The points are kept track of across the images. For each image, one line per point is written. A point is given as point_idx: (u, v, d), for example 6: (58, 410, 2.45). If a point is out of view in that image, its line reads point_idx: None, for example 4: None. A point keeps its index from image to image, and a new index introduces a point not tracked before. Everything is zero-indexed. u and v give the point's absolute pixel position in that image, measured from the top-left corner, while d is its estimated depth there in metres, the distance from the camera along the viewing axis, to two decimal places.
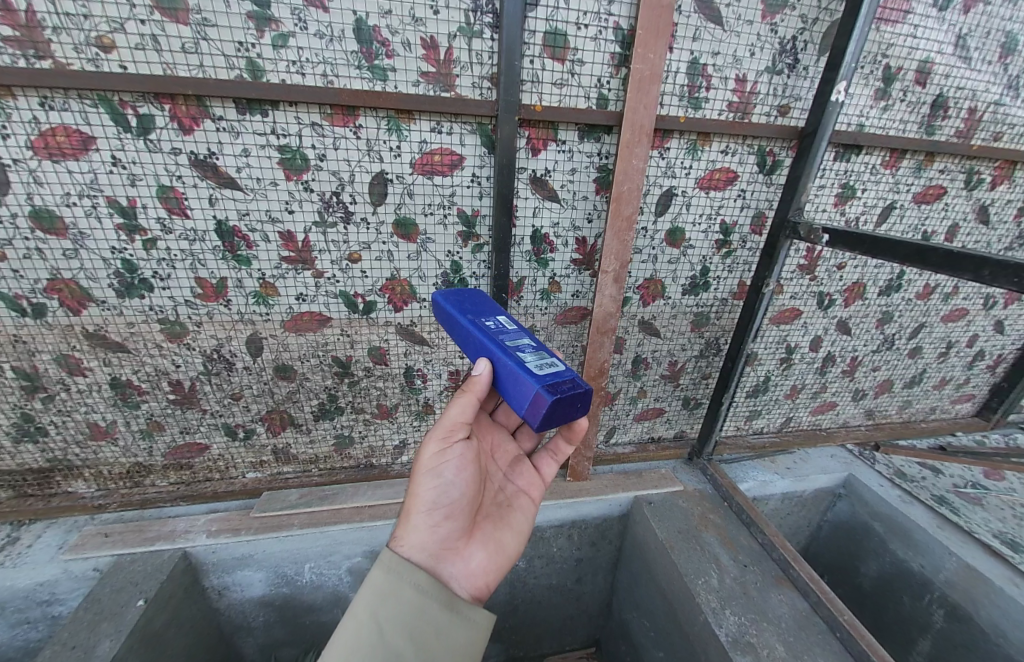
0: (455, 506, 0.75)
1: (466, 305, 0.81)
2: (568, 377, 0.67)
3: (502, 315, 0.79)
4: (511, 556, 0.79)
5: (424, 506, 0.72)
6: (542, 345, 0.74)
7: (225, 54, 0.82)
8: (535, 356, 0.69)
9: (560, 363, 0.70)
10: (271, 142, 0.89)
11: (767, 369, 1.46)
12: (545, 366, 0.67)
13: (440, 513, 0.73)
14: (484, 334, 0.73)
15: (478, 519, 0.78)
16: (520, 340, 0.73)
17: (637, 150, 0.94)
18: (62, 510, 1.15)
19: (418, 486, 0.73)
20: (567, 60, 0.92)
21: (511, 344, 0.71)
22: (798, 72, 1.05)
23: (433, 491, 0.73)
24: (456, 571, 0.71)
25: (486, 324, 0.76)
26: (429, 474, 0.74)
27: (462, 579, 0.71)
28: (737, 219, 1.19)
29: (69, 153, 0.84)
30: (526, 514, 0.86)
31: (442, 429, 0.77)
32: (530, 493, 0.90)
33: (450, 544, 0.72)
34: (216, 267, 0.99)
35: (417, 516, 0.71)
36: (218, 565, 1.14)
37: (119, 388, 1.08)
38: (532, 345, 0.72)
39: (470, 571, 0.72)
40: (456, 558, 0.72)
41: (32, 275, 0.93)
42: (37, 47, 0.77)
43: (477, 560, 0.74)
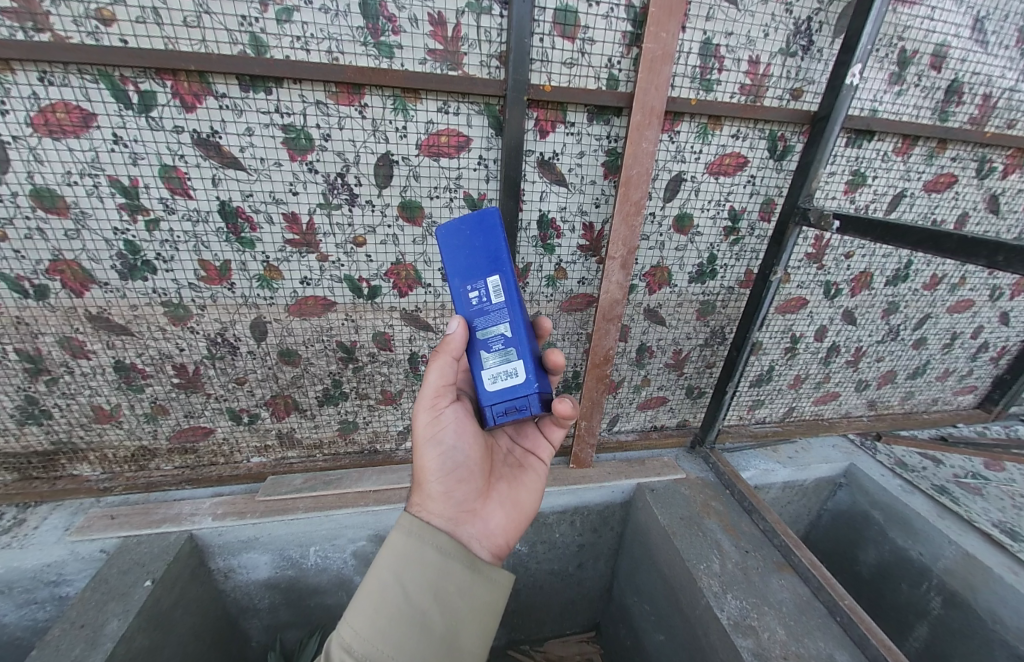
0: (465, 470, 0.75)
1: (464, 260, 0.77)
2: (518, 393, 0.75)
3: (491, 276, 0.75)
4: (527, 515, 0.81)
5: (433, 475, 0.73)
6: (516, 343, 0.75)
7: (227, 28, 0.79)
8: (497, 364, 0.75)
9: (519, 374, 0.75)
10: (276, 121, 0.87)
11: (771, 358, 1.46)
12: (502, 380, 0.75)
13: (452, 478, 0.74)
14: (463, 315, 0.78)
15: (491, 481, 0.79)
16: (496, 329, 0.75)
17: (647, 132, 0.93)
18: (68, 492, 1.15)
19: (424, 457, 0.75)
20: (577, 38, 0.90)
21: (483, 341, 0.76)
22: (812, 55, 1.02)
23: (440, 460, 0.74)
24: (476, 532, 0.72)
25: (473, 300, 0.77)
26: (430, 444, 0.75)
27: (482, 538, 0.72)
28: (745, 206, 1.18)
29: (70, 130, 0.82)
30: (538, 473, 0.86)
31: (430, 398, 0.77)
32: (539, 454, 0.89)
33: (467, 507, 0.73)
34: (220, 249, 0.97)
35: (429, 485, 0.73)
36: (224, 548, 1.14)
37: (123, 371, 1.07)
38: (503, 344, 0.75)
39: (489, 531, 0.73)
40: (475, 519, 0.73)
41: (34, 255, 0.92)
42: (35, 20, 0.75)
43: (494, 520, 0.75)
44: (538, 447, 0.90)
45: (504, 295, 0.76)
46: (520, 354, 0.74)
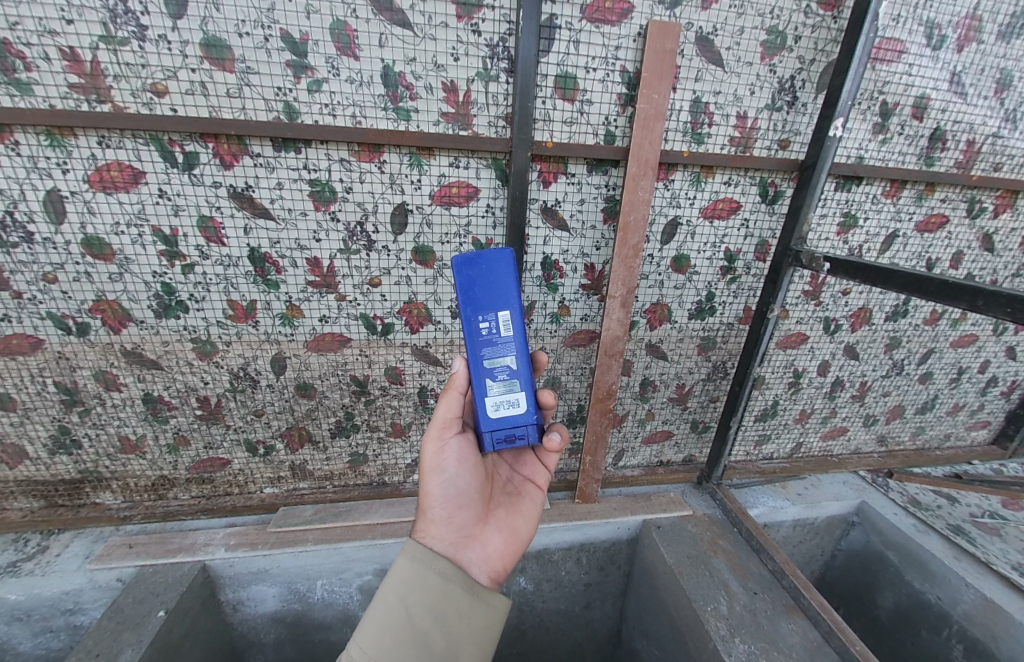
0: (466, 497, 0.78)
1: (479, 293, 0.80)
2: (516, 424, 0.82)
3: (503, 315, 0.80)
4: (526, 540, 0.81)
5: (436, 500, 0.76)
6: (518, 378, 0.82)
7: (265, 98, 0.89)
8: (499, 393, 0.81)
9: (520, 406, 0.82)
10: (304, 176, 0.97)
11: (775, 392, 1.47)
12: (502, 410, 0.81)
13: (454, 505, 0.76)
14: (472, 344, 0.80)
15: (491, 506, 0.81)
16: (502, 362, 0.81)
17: (643, 182, 1.01)
18: (90, 519, 1.20)
19: (428, 484, 0.77)
20: (576, 100, 0.99)
21: (489, 370, 0.81)
22: (797, 109, 1.09)
23: (444, 487, 0.77)
24: (475, 556, 0.73)
25: (484, 331, 0.80)
26: (436, 472, 0.78)
27: (481, 563, 0.73)
28: (741, 247, 1.23)
29: (121, 185, 0.92)
30: (537, 499, 0.87)
31: (438, 428, 0.81)
32: (538, 480, 0.90)
33: (467, 533, 0.75)
34: (247, 290, 1.05)
35: (432, 510, 0.75)
36: (234, 579, 1.16)
37: (150, 403, 1.14)
38: (507, 377, 0.81)
39: (488, 555, 0.74)
40: (475, 544, 0.74)
41: (79, 296, 1.00)
42: (98, 93, 0.85)
43: (493, 545, 0.76)
44: (536, 473, 0.90)
45: (513, 331, 0.82)
46: (523, 389, 0.82)
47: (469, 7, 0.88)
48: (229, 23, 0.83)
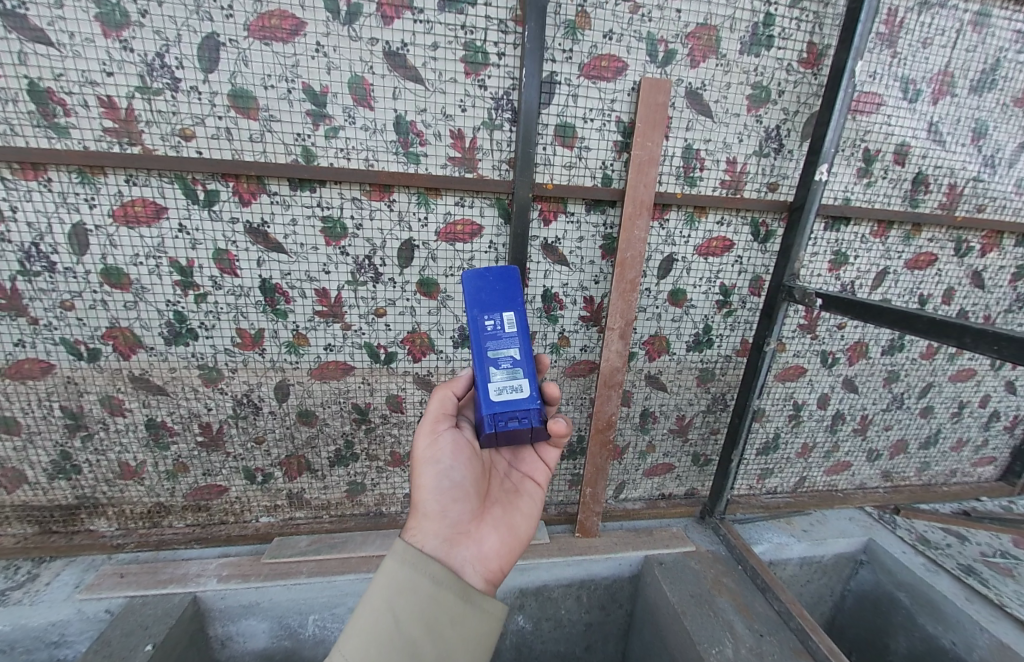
0: (461, 491, 0.73)
1: (483, 290, 0.78)
2: (521, 409, 0.76)
3: (508, 310, 0.78)
4: (523, 541, 0.76)
5: (429, 495, 0.72)
6: (523, 366, 0.77)
7: (285, 142, 0.96)
8: (503, 378, 0.76)
9: (524, 392, 0.76)
10: (317, 214, 1.02)
11: (775, 426, 1.47)
12: (506, 396, 0.75)
13: (447, 499, 0.72)
14: (476, 335, 0.77)
15: (485, 503, 0.76)
16: (507, 352, 0.77)
17: (639, 221, 1.07)
18: (83, 547, 1.18)
19: (421, 477, 0.73)
20: (575, 147, 1.05)
21: (492, 358, 0.76)
22: (784, 154, 1.15)
23: (437, 480, 0.73)
24: (469, 555, 0.68)
25: (488, 324, 0.77)
26: (429, 465, 0.73)
27: (475, 562, 0.68)
28: (735, 282, 1.27)
29: (143, 220, 0.97)
30: (534, 497, 0.82)
31: (431, 421, 0.78)
32: (537, 478, 0.85)
33: (461, 529, 0.70)
34: (256, 319, 1.09)
35: (425, 506, 0.71)
36: (225, 613, 1.13)
37: (153, 429, 1.15)
38: (512, 365, 0.76)
39: (482, 555, 0.69)
40: (469, 542, 0.69)
41: (94, 323, 1.03)
42: (130, 136, 0.91)
43: (488, 544, 0.71)
44: (535, 471, 0.85)
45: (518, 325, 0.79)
46: (527, 375, 0.77)
47: (477, 64, 0.96)
48: (255, 76, 0.90)
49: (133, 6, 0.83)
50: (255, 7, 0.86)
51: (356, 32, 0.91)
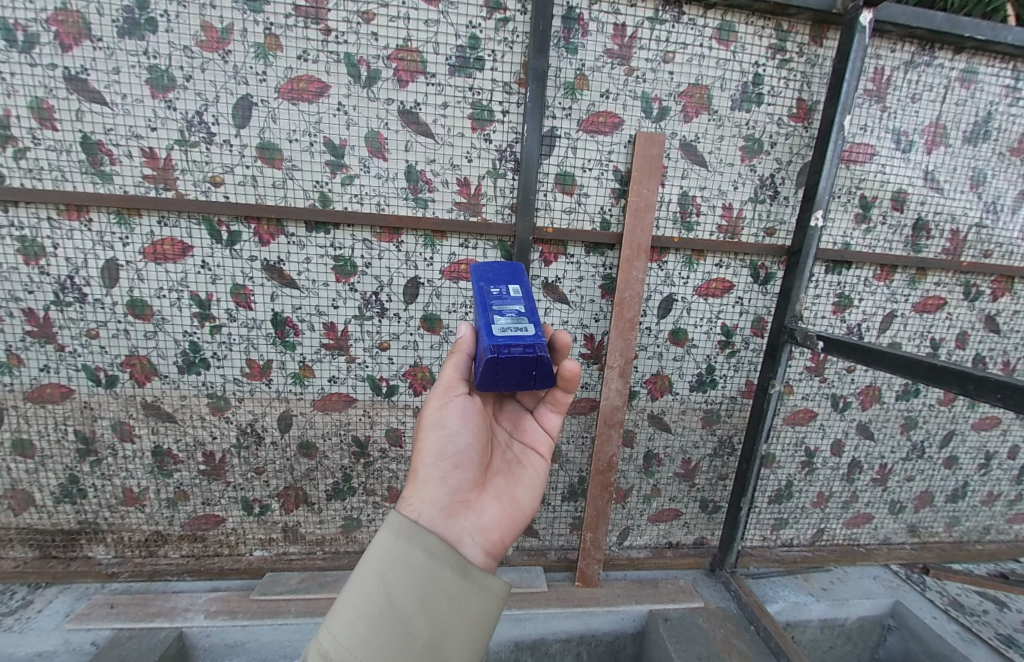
0: (463, 456, 0.62)
1: (487, 270, 0.71)
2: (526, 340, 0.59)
3: (513, 277, 0.69)
4: (528, 516, 0.65)
5: (429, 458, 0.60)
6: (532, 313, 0.64)
7: (305, 189, 1.04)
8: (508, 319, 0.61)
9: (531, 328, 0.61)
10: (330, 253, 1.09)
11: (787, 472, 1.41)
12: (509, 329, 0.60)
13: (448, 465, 0.60)
14: (479, 297, 0.65)
15: (488, 471, 0.65)
16: (514, 303, 0.65)
17: (636, 263, 1.11)
18: (78, 574, 1.19)
19: (422, 440, 0.62)
20: (574, 193, 1.11)
21: (496, 307, 0.63)
22: (780, 201, 1.19)
23: (440, 443, 0.62)
24: (469, 526, 0.56)
25: (493, 290, 0.66)
26: (432, 426, 0.63)
27: (475, 534, 0.56)
28: (737, 323, 1.28)
29: (170, 257, 1.05)
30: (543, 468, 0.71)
31: (444, 385, 0.66)
32: (544, 446, 0.72)
33: (461, 496, 0.59)
34: (266, 350, 1.13)
35: (423, 470, 0.59)
36: (208, 652, 1.10)
37: (159, 456, 1.17)
38: (519, 310, 0.63)
39: (484, 526, 0.58)
40: (469, 512, 0.58)
41: (115, 350, 1.09)
42: (166, 182, 1.00)
43: (490, 515, 0.59)
44: (541, 439, 0.73)
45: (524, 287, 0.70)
46: (536, 317, 0.64)
47: (483, 121, 1.04)
48: (282, 131, 1.00)
49: (179, 72, 0.94)
50: (285, 73, 0.97)
51: (374, 94, 1.00)
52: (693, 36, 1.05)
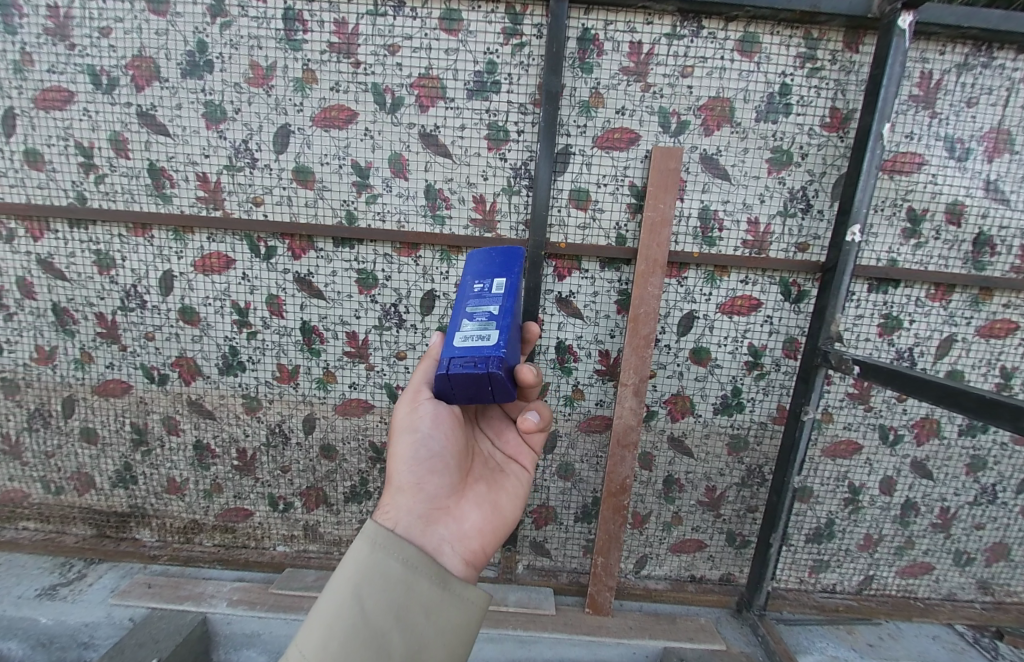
0: (440, 461, 0.63)
1: (479, 263, 0.68)
2: (480, 352, 0.55)
3: (502, 270, 0.65)
4: (509, 524, 0.66)
5: (404, 466, 0.61)
6: (504, 318, 0.58)
7: (333, 208, 1.12)
8: (474, 326, 0.58)
9: (493, 337, 0.56)
10: (354, 267, 1.16)
11: (828, 509, 1.28)
12: (468, 340, 0.57)
13: (424, 470, 0.61)
14: (458, 299, 0.63)
15: (467, 478, 0.66)
16: (490, 303, 0.61)
17: (652, 278, 1.08)
18: (126, 554, 1.31)
19: (395, 448, 0.63)
20: (588, 209, 1.11)
21: (469, 310, 0.61)
22: (813, 215, 1.12)
23: (414, 450, 0.62)
24: (448, 533, 0.56)
25: (473, 293, 0.63)
26: (405, 433, 0.63)
27: (455, 541, 0.56)
28: (766, 343, 1.20)
29: (216, 269, 1.16)
30: (522, 478, 0.72)
31: (413, 392, 0.68)
32: (521, 457, 0.75)
33: (439, 503, 0.59)
34: (295, 356, 1.22)
35: (398, 478, 0.60)
36: (229, 639, 1.18)
37: (199, 450, 1.28)
38: (489, 316, 0.59)
39: (463, 533, 0.58)
40: (447, 518, 0.58)
41: (167, 352, 1.22)
42: (215, 203, 1.12)
43: (470, 522, 0.60)
44: (518, 449, 0.75)
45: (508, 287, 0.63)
46: (505, 324, 0.57)
47: (499, 140, 1.08)
48: (316, 156, 1.09)
49: (230, 106, 1.06)
50: (320, 103, 1.06)
51: (398, 119, 1.07)
52: (713, 49, 1.03)
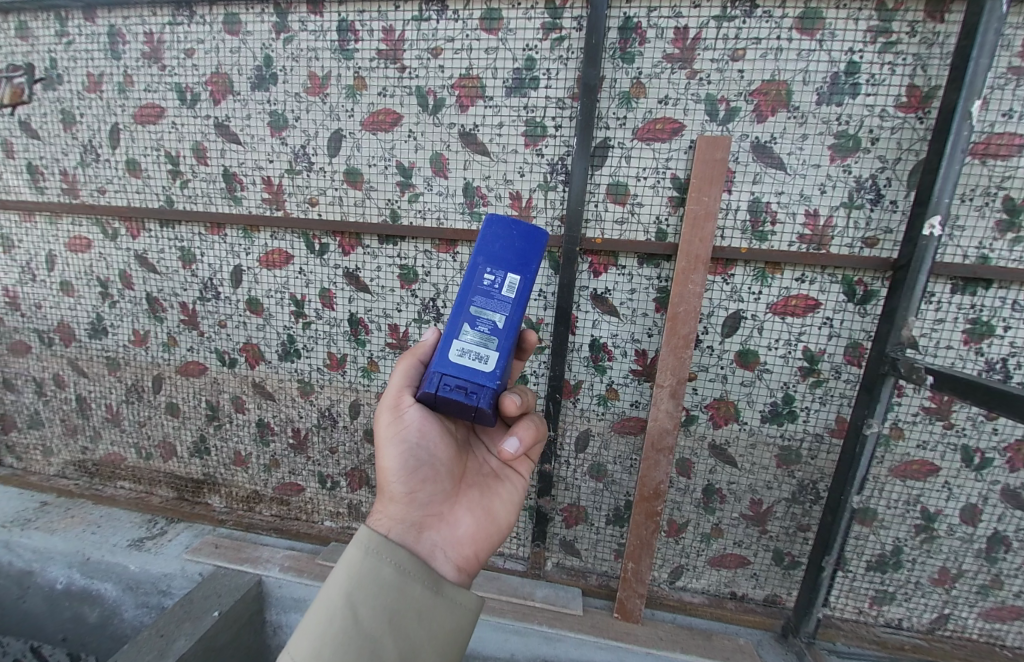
0: (431, 470, 0.65)
1: (498, 241, 0.62)
2: (474, 378, 0.58)
3: (518, 267, 0.61)
4: (504, 527, 0.69)
5: (395, 476, 0.63)
6: (504, 341, 0.60)
7: (379, 207, 1.19)
8: (474, 342, 0.59)
9: (489, 364, 0.58)
10: (397, 263, 1.22)
11: (895, 536, 1.15)
12: (463, 357, 0.58)
13: (415, 480, 0.63)
14: (462, 292, 0.60)
15: (461, 484, 0.68)
16: (495, 311, 0.60)
17: (694, 276, 1.03)
18: (200, 517, 1.50)
19: (384, 457, 0.64)
20: (627, 203, 1.08)
21: (473, 312, 0.59)
22: (884, 206, 1.00)
23: (403, 460, 0.64)
24: (441, 540, 0.61)
25: (481, 289, 0.60)
26: (391, 443, 0.64)
27: (447, 548, 0.61)
28: (825, 348, 1.10)
29: (277, 264, 1.28)
30: (518, 480, 0.74)
31: (392, 397, 0.65)
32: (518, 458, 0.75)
33: (432, 511, 0.63)
34: (343, 345, 1.31)
35: (391, 487, 0.63)
36: (280, 601, 1.29)
37: (261, 428, 1.42)
38: (490, 332, 0.59)
39: (456, 539, 0.62)
40: (439, 526, 0.62)
41: (236, 338, 1.36)
42: (278, 204, 1.23)
43: (463, 528, 0.64)
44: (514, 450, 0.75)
45: (516, 296, 0.61)
46: (503, 349, 0.59)
47: (536, 136, 1.08)
48: (364, 158, 1.16)
49: (291, 114, 1.16)
50: (368, 108, 1.13)
51: (439, 120, 1.11)
52: (769, 29, 0.96)
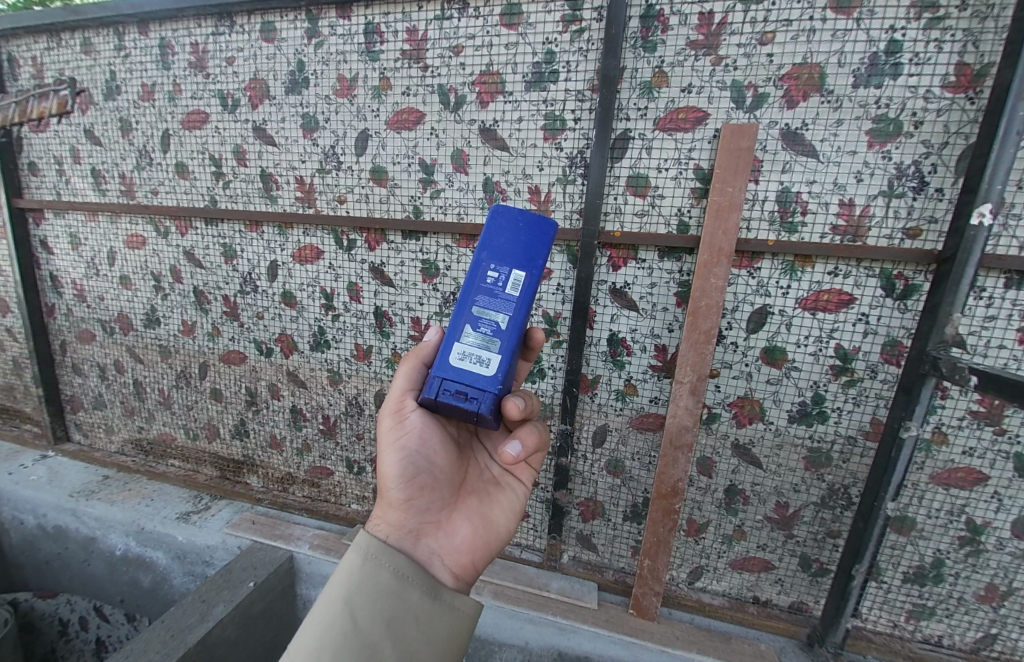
0: (430, 477, 0.67)
1: (502, 237, 0.63)
2: (475, 382, 0.60)
3: (521, 267, 0.62)
4: (501, 536, 0.70)
5: (394, 482, 0.65)
6: (506, 344, 0.61)
7: (402, 204, 1.23)
8: (476, 345, 0.60)
9: (491, 367, 0.60)
10: (419, 258, 1.26)
11: (936, 548, 1.07)
12: (465, 361, 0.60)
13: (414, 487, 0.66)
14: (466, 292, 0.62)
15: (459, 492, 0.70)
16: (496, 313, 0.61)
17: (716, 269, 1.00)
18: (240, 495, 1.61)
19: (385, 463, 0.67)
20: (647, 196, 1.06)
21: (475, 313, 0.61)
22: (929, 194, 0.93)
23: (403, 466, 0.66)
24: (438, 547, 0.62)
25: (484, 289, 0.62)
26: (393, 448, 0.67)
27: (444, 555, 0.62)
28: (859, 345, 1.04)
29: (309, 259, 1.35)
30: (517, 491, 0.76)
31: (396, 401, 0.69)
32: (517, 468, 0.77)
33: (429, 518, 0.65)
34: (369, 337, 1.36)
35: (390, 492, 0.65)
36: (309, 577, 1.37)
37: (294, 414, 1.51)
38: (492, 335, 0.61)
39: (453, 547, 0.63)
40: (437, 533, 0.64)
41: (272, 329, 1.45)
42: (309, 202, 1.29)
43: (460, 535, 0.65)
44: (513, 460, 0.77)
45: (519, 295, 0.62)
46: (505, 350, 0.61)
47: (555, 130, 1.08)
48: (389, 156, 1.20)
49: (322, 116, 1.22)
50: (393, 107, 1.16)
51: (461, 116, 1.13)
52: (801, 9, 0.92)
